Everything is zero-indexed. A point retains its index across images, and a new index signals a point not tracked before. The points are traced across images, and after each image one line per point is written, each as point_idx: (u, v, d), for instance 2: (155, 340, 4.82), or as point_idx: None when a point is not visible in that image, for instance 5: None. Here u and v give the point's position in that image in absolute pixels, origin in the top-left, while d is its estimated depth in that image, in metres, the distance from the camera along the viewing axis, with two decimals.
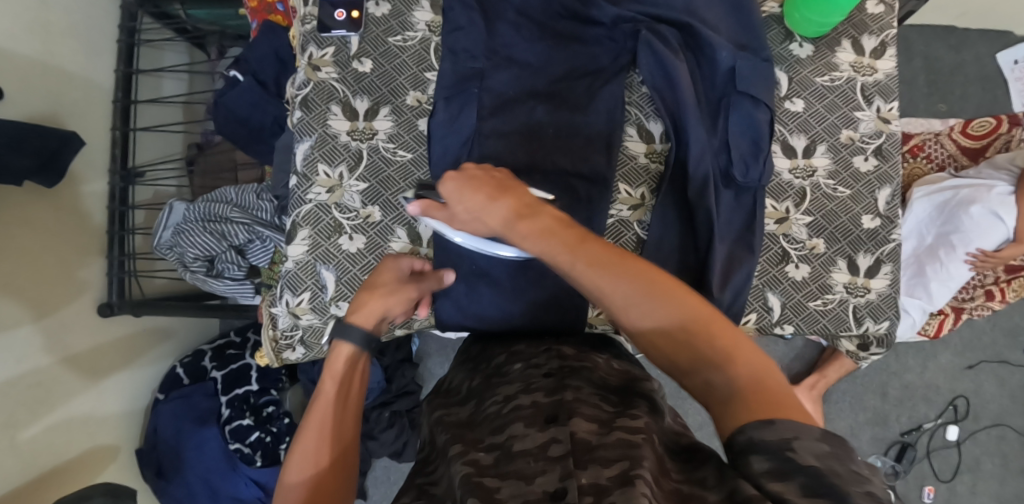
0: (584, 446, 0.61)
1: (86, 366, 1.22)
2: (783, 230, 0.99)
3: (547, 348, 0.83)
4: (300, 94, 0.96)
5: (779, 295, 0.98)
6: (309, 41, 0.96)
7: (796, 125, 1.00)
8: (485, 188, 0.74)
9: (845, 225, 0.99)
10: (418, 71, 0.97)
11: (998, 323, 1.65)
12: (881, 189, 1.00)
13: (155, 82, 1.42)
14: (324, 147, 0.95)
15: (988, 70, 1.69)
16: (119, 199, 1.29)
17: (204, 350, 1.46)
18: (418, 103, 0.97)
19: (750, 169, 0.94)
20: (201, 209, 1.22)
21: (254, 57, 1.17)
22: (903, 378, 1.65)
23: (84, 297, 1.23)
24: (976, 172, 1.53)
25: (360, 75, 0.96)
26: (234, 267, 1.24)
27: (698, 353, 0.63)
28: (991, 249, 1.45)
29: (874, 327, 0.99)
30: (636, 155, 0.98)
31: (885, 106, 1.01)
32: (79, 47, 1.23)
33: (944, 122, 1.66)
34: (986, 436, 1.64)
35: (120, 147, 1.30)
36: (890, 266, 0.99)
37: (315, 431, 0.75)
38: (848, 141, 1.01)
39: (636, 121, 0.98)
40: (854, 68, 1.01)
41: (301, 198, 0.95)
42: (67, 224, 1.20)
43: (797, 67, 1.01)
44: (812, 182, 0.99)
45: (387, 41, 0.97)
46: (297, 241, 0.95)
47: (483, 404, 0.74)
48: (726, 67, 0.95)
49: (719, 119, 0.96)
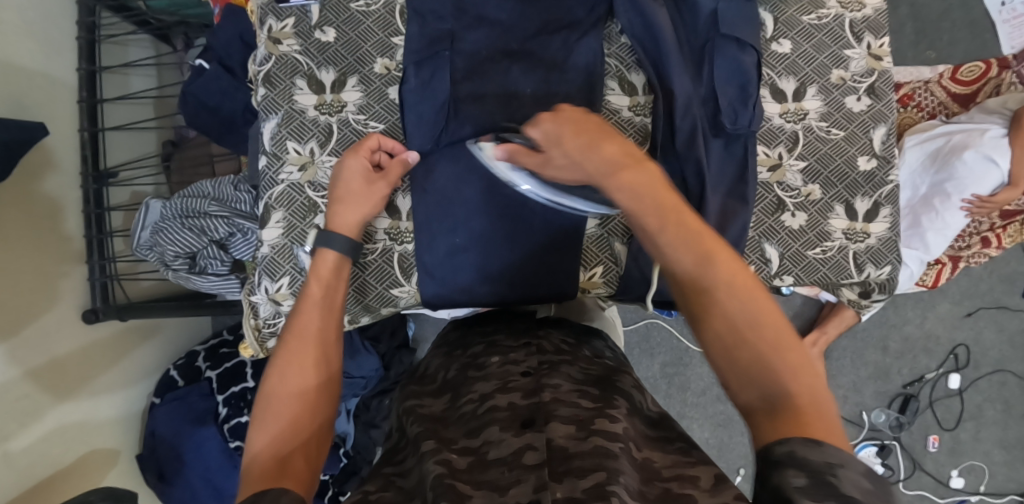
0: (561, 455, 0.59)
1: (73, 374, 1.19)
2: (777, 178, 0.95)
3: (527, 343, 0.83)
4: (262, 70, 0.93)
5: (776, 245, 0.95)
6: (267, 13, 0.93)
7: (784, 68, 0.97)
8: (586, 140, 0.76)
9: (841, 168, 0.96)
10: (384, 37, 0.93)
11: (995, 271, 1.64)
12: (876, 127, 0.98)
13: (122, 79, 1.38)
14: (293, 123, 0.92)
15: (975, 15, 1.66)
16: (94, 202, 1.26)
17: (197, 351, 1.43)
18: (387, 70, 0.93)
19: (739, 116, 0.91)
20: (177, 204, 1.18)
21: (220, 43, 1.13)
22: (903, 330, 1.63)
23: (68, 304, 1.21)
24: (968, 116, 1.53)
25: (324, 45, 0.93)
26: (217, 263, 1.19)
27: (760, 355, 0.62)
28: (986, 194, 1.44)
29: (876, 273, 0.97)
30: (619, 109, 0.94)
31: (876, 42, 0.98)
32: (38, 45, 1.19)
33: (934, 68, 1.62)
34: (988, 383, 1.63)
35: (90, 147, 1.25)
36: (889, 209, 0.97)
37: (298, 330, 0.76)
38: (839, 81, 0.97)
39: (616, 74, 0.95)
40: (842, 5, 0.98)
41: (272, 178, 0.92)
42: (43, 231, 1.16)
43: (782, 7, 0.98)
44: (804, 125, 0.96)
45: (350, 7, 0.93)
46: (273, 224, 0.92)
47: (458, 399, 0.73)
48: (708, 11, 0.92)
49: (704, 67, 0.92)
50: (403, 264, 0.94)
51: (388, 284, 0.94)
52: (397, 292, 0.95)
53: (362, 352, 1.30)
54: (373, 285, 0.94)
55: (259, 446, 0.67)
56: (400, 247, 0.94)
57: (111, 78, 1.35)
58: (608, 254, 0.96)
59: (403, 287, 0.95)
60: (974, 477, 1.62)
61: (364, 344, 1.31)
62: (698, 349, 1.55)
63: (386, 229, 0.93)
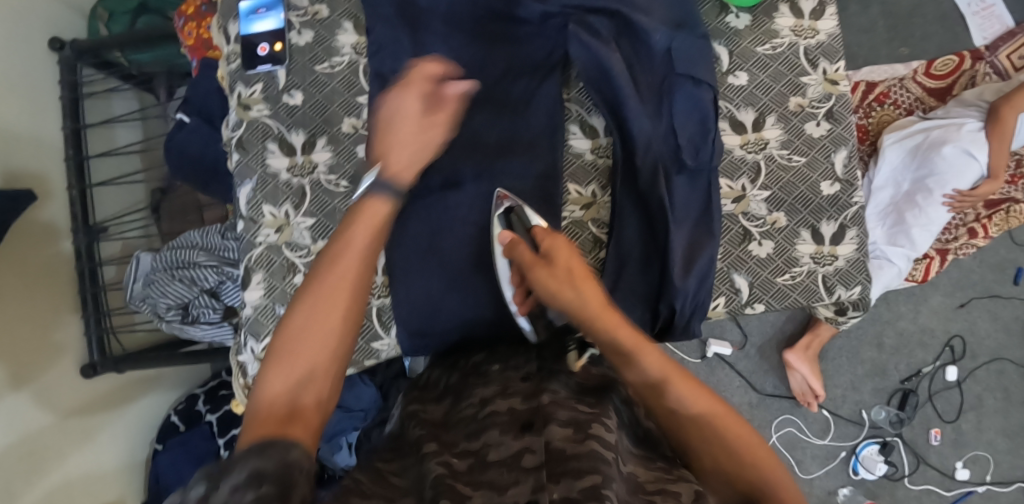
0: (558, 457, 0.61)
1: (76, 428, 1.21)
2: (741, 209, 0.97)
3: (528, 349, 0.86)
4: (234, 136, 0.94)
5: (746, 275, 0.96)
6: (236, 80, 0.94)
7: (742, 100, 0.98)
8: (577, 275, 0.81)
9: (804, 195, 0.98)
10: (350, 96, 0.96)
11: (984, 260, 1.66)
12: (837, 151, 1.00)
13: (107, 132, 1.40)
14: (266, 187, 0.93)
15: (947, 8, 1.68)
16: (87, 256, 1.27)
17: (197, 393, 1.44)
18: (354, 129, 0.96)
19: (700, 151, 0.93)
20: (168, 256, 1.20)
21: (198, 96, 1.15)
22: (897, 325, 1.65)
23: (65, 360, 1.22)
24: (945, 111, 1.53)
25: (292, 108, 0.94)
26: (210, 311, 1.21)
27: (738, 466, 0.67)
28: (967, 188, 1.45)
29: (846, 294, 0.98)
30: (581, 152, 0.98)
31: (831, 68, 1.00)
32: (23, 108, 1.21)
33: (907, 64, 1.64)
34: (986, 373, 1.64)
35: (79, 204, 1.27)
36: (855, 231, 0.99)
37: (332, 271, 0.70)
38: (797, 108, 0.99)
39: (577, 117, 0.99)
40: (795, 33, 1.00)
41: (251, 241, 0.93)
42: (40, 292, 1.19)
43: (737, 40, 0.99)
44: (765, 154, 0.98)
45: (315, 69, 0.95)
46: (253, 286, 0.92)
47: (461, 404, 0.77)
48: (663, 49, 0.93)
49: (663, 104, 0.93)
50: (382, 317, 0.94)
51: (368, 337, 0.94)
52: (378, 345, 0.94)
53: (360, 385, 1.32)
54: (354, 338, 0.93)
55: (266, 389, 0.64)
56: (377, 301, 0.94)
57: (96, 133, 1.37)
58: None
59: (384, 340, 0.94)
60: (978, 467, 1.62)
61: (363, 377, 1.33)
62: (693, 360, 1.59)
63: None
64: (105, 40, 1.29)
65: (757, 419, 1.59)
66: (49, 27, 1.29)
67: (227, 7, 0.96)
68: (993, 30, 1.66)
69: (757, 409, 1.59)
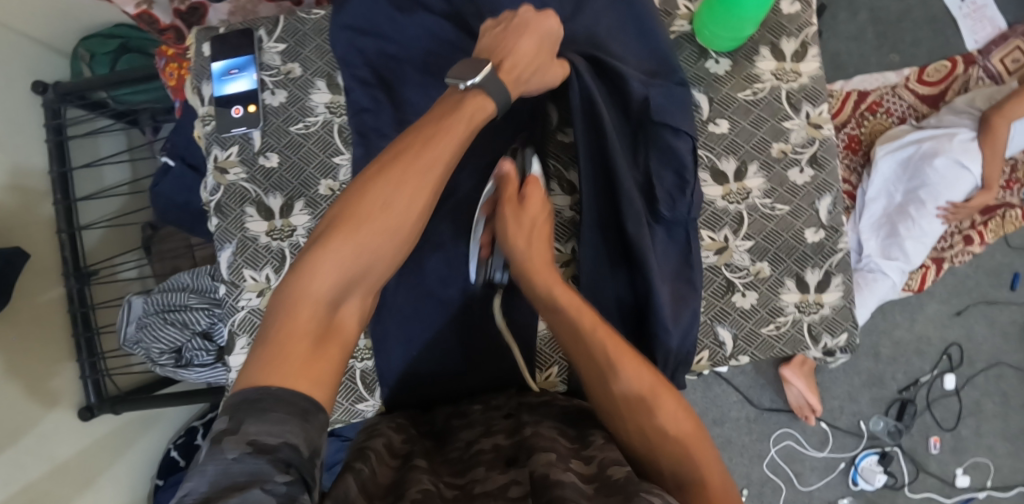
0: (542, 483, 0.59)
1: (76, 473, 1.22)
2: (724, 261, 0.97)
3: (508, 393, 0.88)
4: (213, 199, 0.95)
5: (729, 327, 0.96)
6: (212, 143, 0.96)
7: (723, 147, 0.98)
8: (536, 230, 0.86)
9: (789, 243, 0.98)
10: (326, 157, 0.95)
11: (980, 265, 1.65)
12: (821, 198, 0.99)
13: (96, 173, 1.40)
14: (246, 251, 0.94)
15: (936, 12, 1.66)
16: (78, 301, 1.27)
17: (195, 426, 1.44)
18: (332, 191, 0.95)
19: (677, 203, 0.91)
20: (159, 299, 1.20)
21: (181, 142, 1.15)
22: (893, 335, 1.64)
23: (62, 405, 1.23)
24: (938, 119, 1.51)
25: (269, 171, 0.95)
26: (203, 353, 1.21)
27: (669, 443, 0.70)
28: (961, 200, 1.44)
29: (832, 342, 0.98)
30: (561, 209, 0.98)
31: (814, 111, 0.99)
32: (9, 156, 1.21)
33: (899, 72, 1.62)
34: (985, 379, 1.63)
35: (70, 248, 1.27)
36: (841, 277, 0.98)
37: (411, 163, 0.77)
38: (780, 154, 0.99)
39: (555, 174, 0.98)
40: (776, 76, 0.99)
41: (233, 305, 0.93)
42: (32, 338, 1.19)
43: (717, 85, 0.99)
44: (747, 204, 0.98)
45: (289, 130, 0.96)
46: (238, 350, 0.93)
47: (446, 445, 0.76)
48: (641, 97, 0.91)
49: (640, 154, 0.93)
50: (366, 379, 0.94)
51: (354, 399, 0.94)
52: (363, 407, 0.94)
53: None
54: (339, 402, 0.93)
55: (319, 270, 0.72)
56: (360, 363, 0.93)
57: (84, 174, 1.36)
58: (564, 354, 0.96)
59: (368, 402, 0.94)
60: (979, 473, 1.61)
61: None
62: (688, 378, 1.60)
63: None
64: (89, 81, 1.27)
65: (755, 433, 1.59)
66: (32, 71, 1.28)
67: (199, 68, 0.98)
68: (986, 31, 1.64)
69: (755, 423, 1.59)
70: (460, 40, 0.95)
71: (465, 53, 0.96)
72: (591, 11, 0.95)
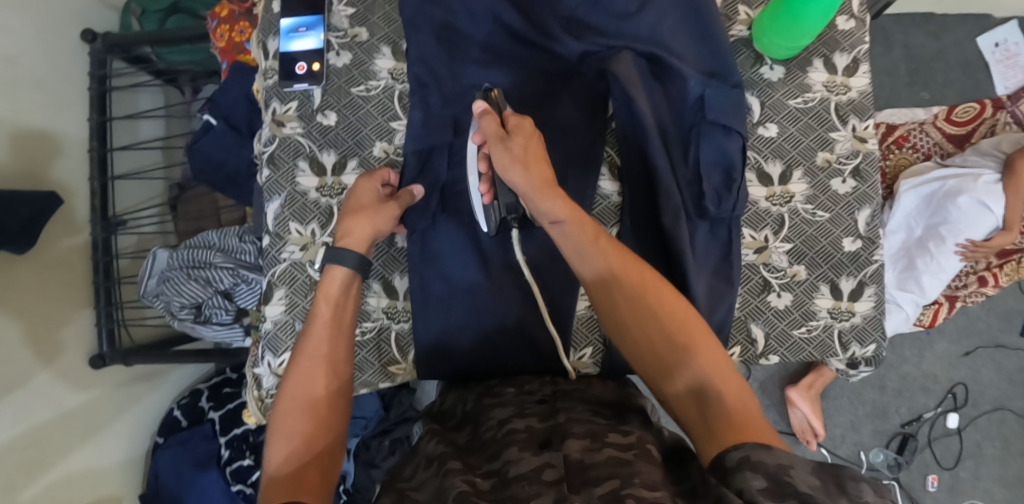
0: (577, 470, 0.62)
1: (82, 422, 1.22)
2: (763, 260, 0.98)
3: (543, 377, 0.86)
4: (266, 150, 0.97)
5: (762, 325, 0.98)
6: (273, 96, 0.98)
7: (771, 151, 1.00)
8: (531, 156, 0.81)
9: (826, 249, 0.99)
10: (383, 120, 0.98)
11: (991, 308, 1.66)
12: (860, 209, 1.00)
13: (132, 126, 1.41)
14: (294, 204, 0.96)
15: (969, 54, 1.68)
16: (102, 249, 1.28)
17: (201, 389, 1.43)
18: (386, 153, 0.98)
19: (723, 200, 0.93)
20: (184, 254, 1.21)
21: (226, 102, 1.16)
22: (900, 368, 1.65)
23: (72, 351, 1.23)
24: (963, 159, 1.53)
25: (325, 128, 0.97)
26: (222, 311, 1.23)
27: (670, 355, 0.71)
28: (980, 239, 1.45)
29: (861, 352, 0.99)
30: (608, 195, 0.98)
31: (861, 125, 1.01)
32: (49, 101, 1.22)
33: (928, 109, 1.65)
34: (988, 421, 1.64)
35: (99, 196, 1.28)
36: (873, 288, 0.99)
37: (308, 353, 0.79)
38: (825, 163, 1.00)
39: (611, 162, 0.99)
40: (827, 88, 1.01)
41: (275, 257, 0.96)
42: (52, 282, 1.20)
43: (769, 91, 1.01)
44: (790, 208, 0.99)
45: (350, 91, 0.98)
46: (274, 301, 0.95)
47: (480, 427, 0.76)
48: (695, 96, 0.96)
49: (690, 149, 0.96)
50: (400, 342, 0.98)
51: (386, 361, 0.98)
52: (395, 369, 0.98)
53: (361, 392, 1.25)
54: (372, 361, 0.97)
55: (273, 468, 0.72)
56: (396, 326, 0.98)
57: (121, 125, 1.38)
58: (597, 335, 0.98)
59: (401, 364, 0.98)
60: None
61: None
62: None
63: (383, 308, 0.97)
64: (136, 35, 1.29)
65: None
66: (82, 18, 1.29)
67: (269, 23, 1.00)
68: (1016, 79, 1.67)
69: None
70: (524, 24, 0.97)
71: (525, 39, 0.98)
72: (656, 8, 0.96)
